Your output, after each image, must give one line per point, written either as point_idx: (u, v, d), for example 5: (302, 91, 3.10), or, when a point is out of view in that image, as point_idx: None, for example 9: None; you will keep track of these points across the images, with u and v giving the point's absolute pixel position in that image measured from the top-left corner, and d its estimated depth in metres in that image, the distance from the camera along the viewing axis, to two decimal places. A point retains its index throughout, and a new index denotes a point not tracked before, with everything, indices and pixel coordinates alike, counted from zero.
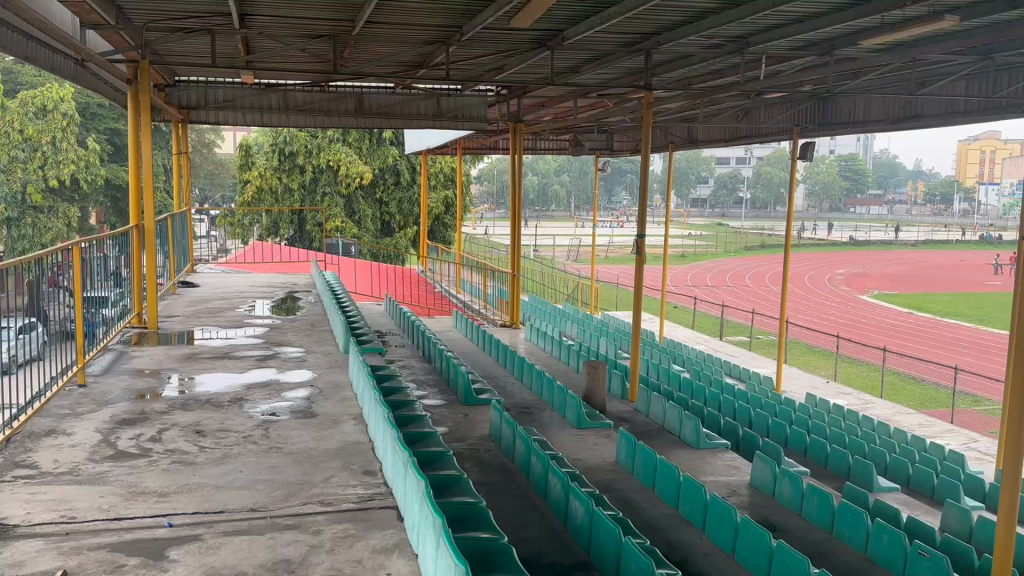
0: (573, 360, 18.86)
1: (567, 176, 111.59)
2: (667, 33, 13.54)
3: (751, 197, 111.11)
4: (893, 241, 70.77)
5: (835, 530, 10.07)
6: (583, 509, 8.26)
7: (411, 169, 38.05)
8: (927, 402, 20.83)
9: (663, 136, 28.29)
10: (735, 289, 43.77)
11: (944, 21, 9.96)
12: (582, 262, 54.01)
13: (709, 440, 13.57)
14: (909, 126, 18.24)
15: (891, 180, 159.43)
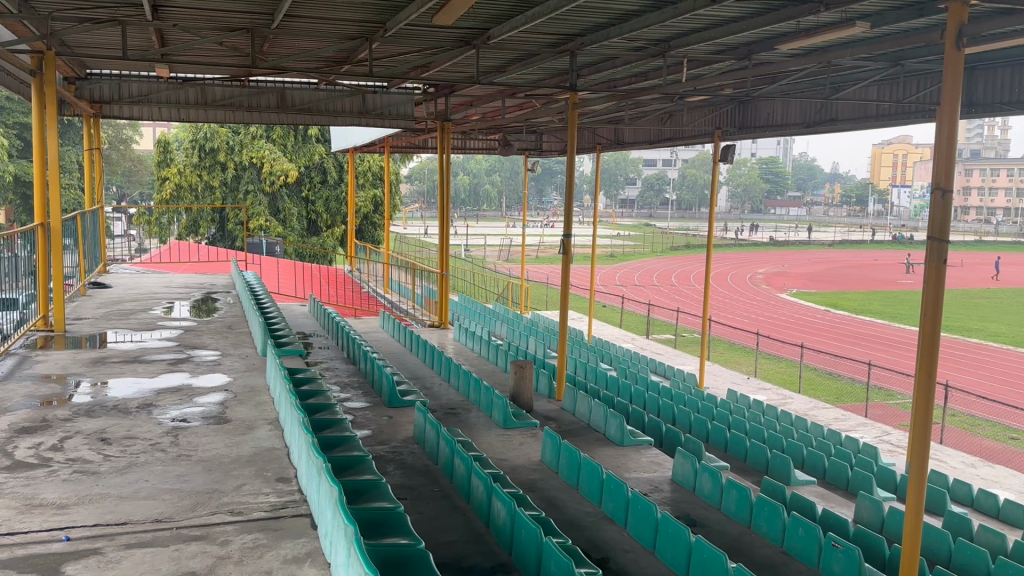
0: (500, 360, 18.80)
1: (498, 176, 111.68)
2: (591, 35, 13.62)
3: (677, 198, 113.20)
4: (810, 242, 73.11)
5: (753, 525, 10.25)
6: (504, 510, 8.21)
7: (338, 167, 37.48)
8: (844, 397, 21.44)
9: (590, 138, 28.43)
10: (661, 289, 44.48)
11: (855, 27, 10.17)
12: (512, 261, 54.25)
13: (633, 437, 13.70)
14: (825, 129, 18.70)
15: (809, 182, 164.80)
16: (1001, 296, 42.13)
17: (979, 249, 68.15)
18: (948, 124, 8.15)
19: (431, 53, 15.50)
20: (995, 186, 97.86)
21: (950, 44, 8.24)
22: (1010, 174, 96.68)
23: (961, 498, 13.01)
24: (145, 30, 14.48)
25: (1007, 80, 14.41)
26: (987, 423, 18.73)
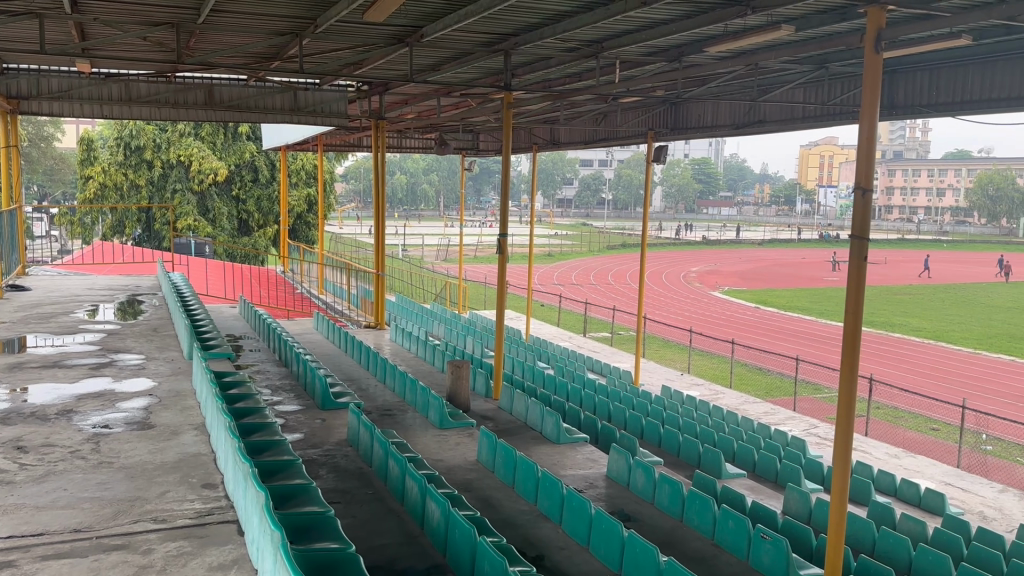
0: (437, 360, 18.71)
1: (435, 176, 111.05)
2: (525, 35, 13.63)
3: (613, 198, 114.36)
4: (741, 241, 74.79)
5: (685, 518, 10.41)
6: (438, 511, 8.16)
7: (270, 166, 36.78)
8: (773, 392, 21.95)
9: (526, 137, 28.51)
10: (596, 287, 44.91)
11: (781, 31, 10.36)
12: (449, 261, 54.10)
13: (569, 435, 13.79)
14: (753, 130, 19.09)
15: (739, 182, 168.46)
16: (921, 292, 43.72)
17: (901, 246, 70.70)
18: (867, 125, 8.38)
19: (364, 50, 15.29)
20: (916, 186, 101.58)
21: (868, 47, 8.49)
22: (930, 175, 100.53)
23: (884, 488, 13.44)
24: (65, 24, 13.96)
25: (925, 83, 14.93)
26: (909, 415, 19.39)
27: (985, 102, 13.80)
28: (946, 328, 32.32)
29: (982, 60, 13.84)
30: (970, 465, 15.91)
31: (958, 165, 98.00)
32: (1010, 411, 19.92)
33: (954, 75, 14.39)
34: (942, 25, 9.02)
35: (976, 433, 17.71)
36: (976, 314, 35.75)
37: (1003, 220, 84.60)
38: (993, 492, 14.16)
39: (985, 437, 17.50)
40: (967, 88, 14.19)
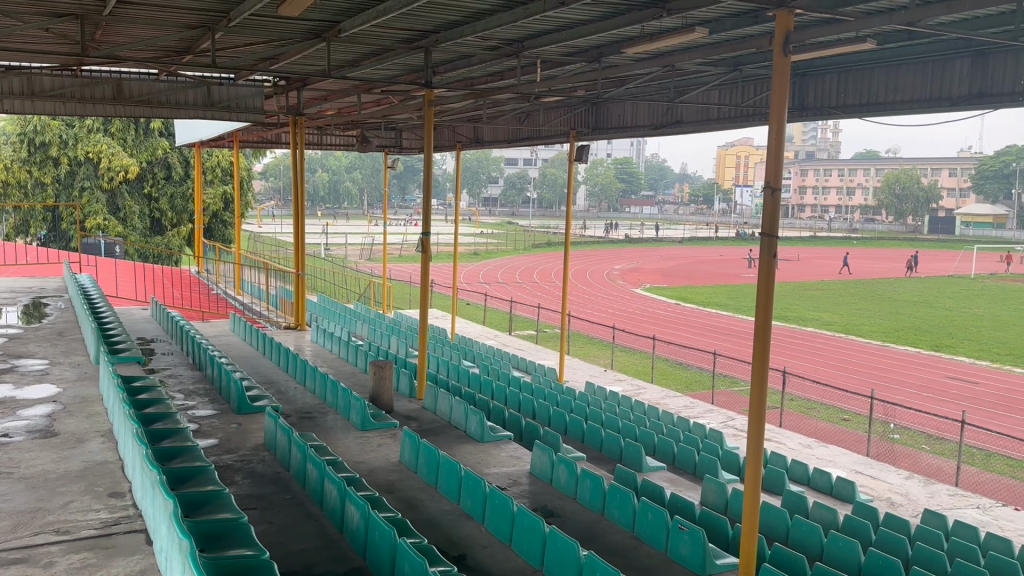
0: (360, 361, 18.50)
1: (358, 174, 109.60)
2: (446, 32, 13.57)
3: (537, 196, 114.93)
4: (661, 240, 76.12)
5: (605, 511, 10.56)
6: (357, 513, 8.07)
7: (184, 163, 35.65)
8: (693, 387, 22.42)
9: (450, 136, 28.39)
10: (521, 286, 45.04)
11: (695, 34, 10.40)
12: (373, 260, 53.49)
13: (493, 433, 13.83)
14: (671, 131, 19.43)
15: (660, 182, 171.52)
16: (833, 287, 45.29)
17: (813, 244, 73.18)
18: (776, 128, 8.63)
19: (280, 45, 14.99)
20: (828, 186, 105.34)
21: (777, 50, 8.75)
22: (841, 175, 104.35)
23: (798, 477, 13.88)
24: None
25: (832, 85, 15.49)
26: (821, 406, 20.12)
27: (890, 105, 14.42)
28: (856, 321, 33.59)
29: (886, 63, 14.46)
30: (879, 453, 16.58)
31: (866, 165, 101.14)
32: (915, 401, 20.82)
33: (860, 78, 14.96)
34: (846, 29, 8.83)
35: (884, 423, 18.45)
36: (884, 308, 37.27)
37: (909, 218, 88.35)
38: (900, 478, 14.79)
39: (892, 426, 18.26)
40: (872, 90, 14.80)
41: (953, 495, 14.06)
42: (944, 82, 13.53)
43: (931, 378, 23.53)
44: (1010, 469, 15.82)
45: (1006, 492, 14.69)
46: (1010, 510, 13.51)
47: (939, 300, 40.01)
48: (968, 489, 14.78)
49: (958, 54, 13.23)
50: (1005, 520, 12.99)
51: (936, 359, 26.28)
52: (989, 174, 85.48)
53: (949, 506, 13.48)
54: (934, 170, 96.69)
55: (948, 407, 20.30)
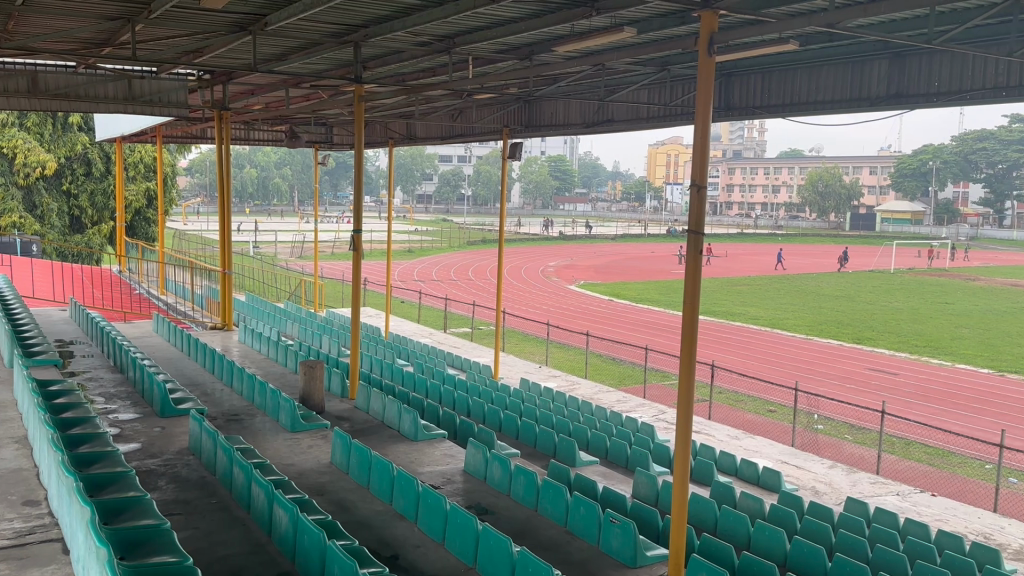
0: (290, 361, 18.19)
1: (288, 170, 107.76)
2: (375, 27, 13.45)
3: (472, 193, 114.69)
4: (595, 236, 76.88)
5: (539, 507, 10.62)
6: (285, 516, 7.96)
7: (104, 158, 34.53)
8: (626, 381, 22.73)
9: (382, 132, 28.10)
10: (455, 283, 44.93)
11: (624, 33, 10.41)
12: (304, 258, 52.67)
13: (426, 432, 13.77)
14: (602, 129, 19.65)
15: (593, 179, 172.94)
16: (760, 282, 46.44)
17: (742, 240, 74.92)
18: (702, 126, 8.82)
19: (204, 37, 14.63)
20: (754, 184, 107.94)
21: (702, 50, 8.94)
22: (767, 173, 106.83)
23: (726, 468, 14.20)
24: None
25: (757, 85, 15.87)
26: (748, 398, 20.63)
27: (811, 104, 14.84)
28: (781, 315, 34.54)
29: (809, 64, 14.87)
30: (803, 443, 17.08)
31: (791, 163, 103.89)
32: (837, 392, 21.53)
33: (784, 79, 15.34)
34: (769, 30, 8.97)
35: (808, 414, 19.02)
36: (808, 302, 38.42)
37: (832, 215, 91.13)
38: (824, 468, 15.26)
39: (817, 416, 18.84)
40: (795, 90, 15.21)
41: (873, 483, 14.58)
42: (863, 83, 13.99)
43: (854, 370, 24.33)
44: (927, 457, 16.46)
45: (923, 478, 15.30)
46: (927, 496, 14.08)
47: (860, 294, 41.39)
48: (887, 476, 15.34)
49: (876, 55, 13.72)
50: (922, 506, 13.54)
51: (857, 351, 27.21)
52: (907, 173, 88.74)
53: (871, 494, 13.97)
54: (855, 168, 99.96)
55: (869, 398, 21.03)
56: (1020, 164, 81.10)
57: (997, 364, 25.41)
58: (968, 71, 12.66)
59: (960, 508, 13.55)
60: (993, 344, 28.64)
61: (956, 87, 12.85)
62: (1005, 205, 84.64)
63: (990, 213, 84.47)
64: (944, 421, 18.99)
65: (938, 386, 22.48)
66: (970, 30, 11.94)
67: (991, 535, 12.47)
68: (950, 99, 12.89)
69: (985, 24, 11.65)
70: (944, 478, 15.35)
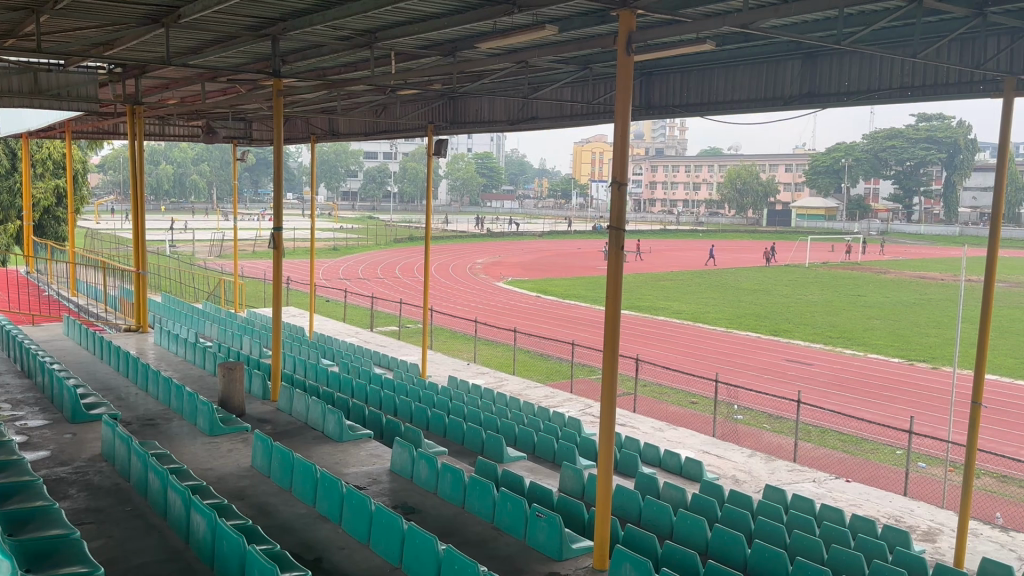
0: (208, 363, 17.73)
1: (207, 167, 104.90)
2: (294, 20, 13.21)
3: (398, 190, 113.71)
4: (522, 233, 77.20)
5: (466, 504, 10.62)
6: (203, 522, 7.76)
7: (10, 155, 33.02)
8: (553, 377, 22.91)
9: (304, 128, 27.66)
10: (382, 281, 44.51)
11: (546, 30, 10.19)
12: (224, 257, 51.40)
13: (352, 432, 13.60)
14: (527, 126, 19.74)
15: (520, 177, 173.43)
16: (682, 277, 47.43)
17: (665, 236, 76.30)
18: (621, 123, 8.95)
19: (114, 29, 14.15)
20: (676, 180, 110.12)
21: (621, 49, 9.07)
22: (688, 170, 108.97)
23: (650, 460, 14.46)
24: None
25: (677, 84, 16.18)
26: (672, 391, 21.02)
27: (728, 103, 15.21)
28: (703, 310, 35.32)
29: (725, 64, 15.23)
30: (724, 433, 17.53)
31: (711, 162, 106.31)
32: (756, 382, 22.17)
33: (702, 79, 15.68)
34: (684, 30, 9.09)
35: (728, 405, 19.52)
36: (729, 296, 39.40)
37: (750, 211, 93.61)
38: (744, 456, 15.69)
39: (737, 407, 19.34)
40: (712, 90, 15.56)
41: (791, 470, 15.06)
42: (777, 83, 14.41)
43: (772, 361, 25.05)
44: (843, 444, 17.08)
45: (838, 465, 15.88)
46: (841, 482, 14.61)
47: (777, 287, 42.65)
48: (805, 463, 15.86)
49: (789, 56, 14.15)
50: (837, 491, 14.05)
51: (774, 343, 28.04)
52: (821, 170, 91.87)
53: (788, 481, 14.43)
54: (772, 166, 103.00)
55: (786, 387, 21.71)
56: (926, 162, 84.73)
57: (906, 353, 26.53)
58: (875, 72, 13.17)
59: (873, 492, 14.12)
60: (902, 334, 29.89)
61: (864, 87, 13.32)
62: (913, 202, 88.25)
63: (899, 208, 87.96)
64: (857, 409, 19.75)
65: (851, 375, 23.37)
66: (876, 31, 12.42)
67: (901, 517, 13.03)
68: (859, 98, 13.31)
69: (890, 26, 12.14)
70: (857, 464, 15.97)
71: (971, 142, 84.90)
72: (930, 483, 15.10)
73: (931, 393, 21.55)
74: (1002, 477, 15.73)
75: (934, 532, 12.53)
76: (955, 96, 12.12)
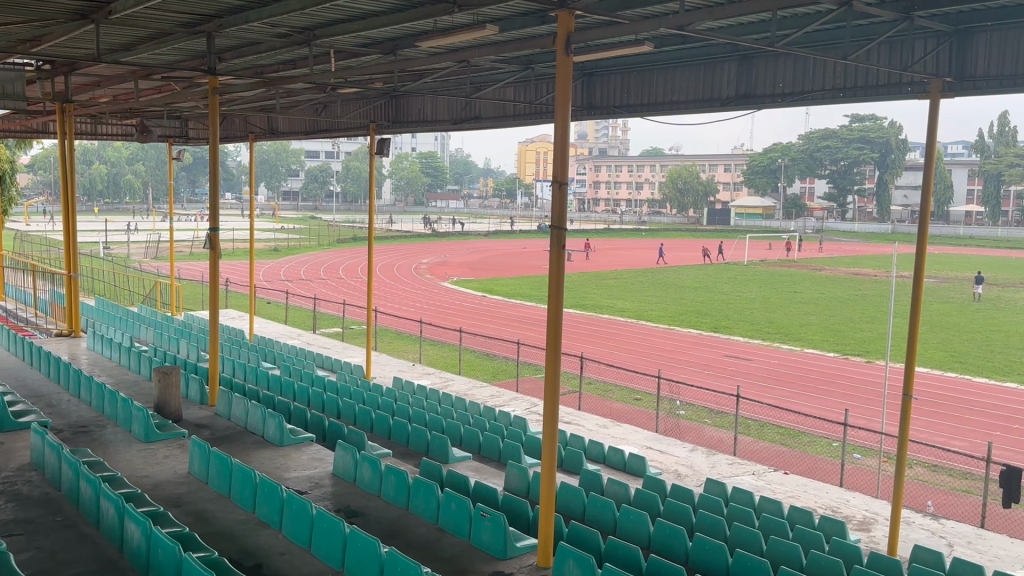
0: (143, 368, 17.30)
1: (142, 167, 102.22)
2: (229, 17, 12.96)
3: (341, 190, 112.44)
4: (468, 233, 77.09)
5: (410, 506, 10.57)
6: (138, 530, 7.58)
7: None
8: (499, 376, 22.93)
9: (242, 126, 27.17)
10: (324, 282, 43.99)
11: (486, 30, 10.05)
12: (161, 259, 50.11)
13: (293, 436, 13.41)
14: (469, 125, 19.70)
15: (465, 176, 172.86)
16: (626, 275, 47.95)
17: (609, 236, 76.95)
18: (561, 124, 9.00)
19: (42, 25, 13.70)
20: (619, 180, 111.25)
21: (560, 49, 9.12)
22: (630, 170, 110.06)
23: (594, 457, 14.57)
24: None
25: (617, 85, 16.35)
26: (616, 388, 21.24)
27: (667, 104, 15.43)
28: (646, 307, 35.78)
29: (665, 66, 15.44)
30: (667, 429, 17.77)
31: (652, 162, 107.54)
32: (698, 378, 22.53)
33: (642, 79, 15.87)
34: (622, 33, 9.16)
35: (671, 400, 19.80)
36: (672, 294, 39.96)
37: (691, 210, 95.01)
38: (685, 451, 15.93)
39: (678, 403, 19.62)
40: (652, 90, 15.75)
41: (731, 463, 15.35)
42: (714, 85, 14.68)
43: (713, 357, 25.48)
44: (781, 437, 17.47)
45: (777, 458, 16.22)
46: (780, 474, 14.94)
47: (717, 285, 43.40)
48: (745, 457, 16.19)
49: (725, 58, 14.40)
50: (776, 483, 14.37)
51: (715, 339, 28.53)
52: (759, 169, 93.77)
53: (729, 474, 14.70)
54: (711, 166, 104.77)
55: (726, 383, 22.12)
56: (859, 162, 87.01)
57: (841, 348, 27.24)
58: (808, 73, 13.45)
59: (810, 484, 14.46)
60: (837, 329, 30.69)
61: (798, 89, 13.59)
62: (848, 200, 90.60)
63: (834, 207, 90.24)
64: (795, 402, 20.21)
65: (789, 369, 23.92)
66: (809, 33, 12.72)
67: (838, 508, 13.37)
68: (793, 99, 13.59)
69: (823, 29, 12.45)
70: (796, 456, 16.34)
71: (901, 142, 87.50)
72: (864, 474, 15.53)
73: (866, 386, 22.17)
74: (933, 467, 16.27)
75: (868, 521, 12.91)
76: (885, 97, 12.21)
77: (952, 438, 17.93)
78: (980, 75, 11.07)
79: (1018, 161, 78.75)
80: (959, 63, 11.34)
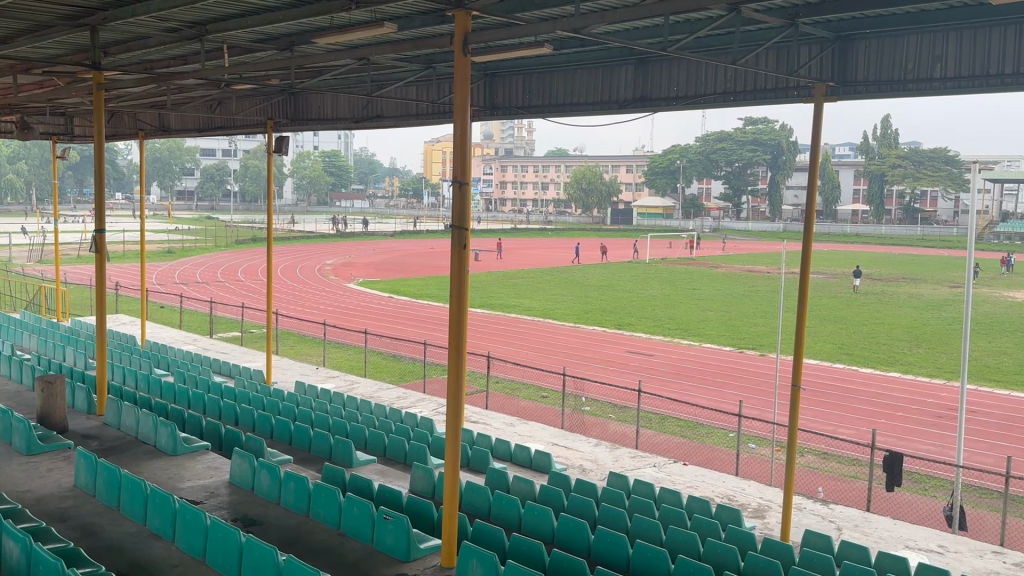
0: (25, 377, 16.43)
1: (23, 165, 96.88)
2: (113, 10, 12.46)
3: (240, 189, 109.33)
4: (373, 233, 76.18)
5: (311, 513, 10.39)
6: (16, 547, 7.22)
7: None
8: (405, 378, 22.76)
9: (130, 122, 26.06)
10: (223, 284, 42.67)
11: (384, 26, 9.90)
12: (44, 262, 47.50)
13: (187, 445, 12.99)
14: (371, 124, 19.49)
15: (370, 175, 170.63)
16: (532, 275, 48.38)
17: (515, 236, 77.39)
18: (460, 124, 9.02)
19: None
20: (524, 180, 112.14)
21: (457, 50, 9.15)
22: (536, 170, 111.11)
23: (501, 454, 14.66)
24: None
25: (518, 85, 16.49)
26: (522, 386, 21.41)
27: (568, 105, 15.66)
28: (551, 306, 36.17)
29: (564, 68, 15.68)
30: (572, 425, 18.04)
31: (557, 162, 108.95)
32: (601, 374, 22.97)
33: (542, 80, 16.06)
34: (517, 34, 9.23)
35: (576, 398, 20.09)
36: (575, 292, 40.54)
37: (595, 210, 96.53)
38: (590, 446, 16.22)
39: (584, 399, 19.94)
40: (552, 91, 15.96)
41: (634, 457, 15.71)
42: (613, 88, 15.00)
43: (616, 354, 25.97)
44: (681, 430, 17.99)
45: (676, 450, 16.69)
46: (680, 465, 15.39)
47: (620, 283, 44.26)
48: (647, 450, 16.60)
49: (623, 61, 14.75)
50: (676, 474, 14.79)
51: (618, 336, 29.11)
52: (659, 170, 96.01)
53: (632, 467, 15.04)
54: (614, 166, 106.86)
55: (629, 378, 22.61)
56: (753, 163, 90.29)
57: (736, 342, 28.23)
58: (701, 77, 13.86)
59: (708, 474, 14.94)
60: (734, 324, 31.78)
61: (691, 92, 13.96)
62: (743, 200, 93.87)
63: (730, 206, 93.39)
64: (694, 396, 20.82)
65: (689, 364, 24.61)
66: (701, 38, 13.11)
67: (734, 497, 13.85)
68: (686, 103, 13.98)
69: (713, 34, 12.86)
70: (695, 448, 16.85)
71: (793, 144, 91.23)
72: (760, 463, 16.16)
73: (762, 378, 23.04)
74: (823, 454, 17.05)
75: (762, 508, 13.42)
76: (773, 101, 12.69)
77: (840, 426, 18.83)
78: (860, 80, 11.67)
79: (899, 161, 83.33)
80: (841, 69, 11.90)
